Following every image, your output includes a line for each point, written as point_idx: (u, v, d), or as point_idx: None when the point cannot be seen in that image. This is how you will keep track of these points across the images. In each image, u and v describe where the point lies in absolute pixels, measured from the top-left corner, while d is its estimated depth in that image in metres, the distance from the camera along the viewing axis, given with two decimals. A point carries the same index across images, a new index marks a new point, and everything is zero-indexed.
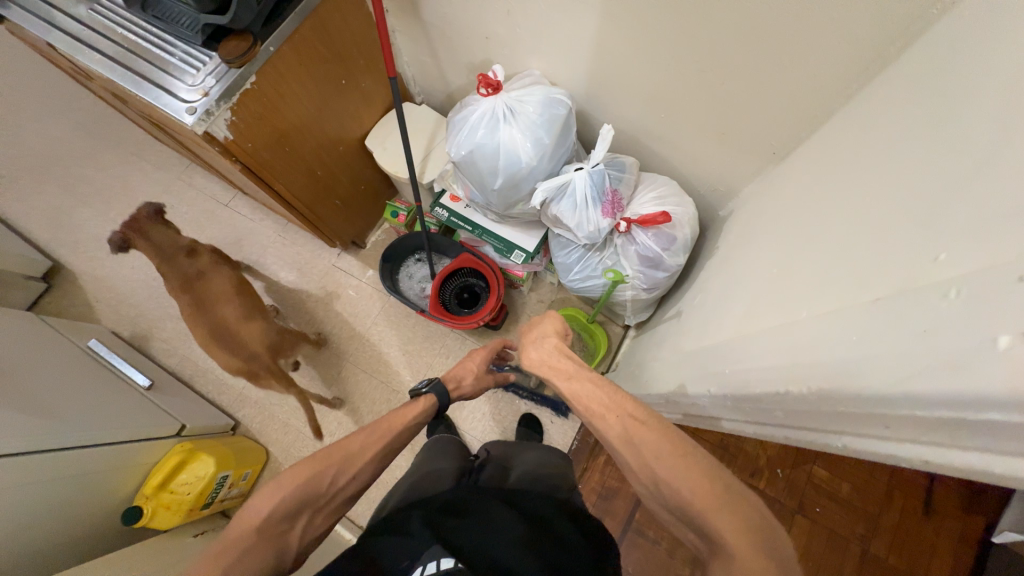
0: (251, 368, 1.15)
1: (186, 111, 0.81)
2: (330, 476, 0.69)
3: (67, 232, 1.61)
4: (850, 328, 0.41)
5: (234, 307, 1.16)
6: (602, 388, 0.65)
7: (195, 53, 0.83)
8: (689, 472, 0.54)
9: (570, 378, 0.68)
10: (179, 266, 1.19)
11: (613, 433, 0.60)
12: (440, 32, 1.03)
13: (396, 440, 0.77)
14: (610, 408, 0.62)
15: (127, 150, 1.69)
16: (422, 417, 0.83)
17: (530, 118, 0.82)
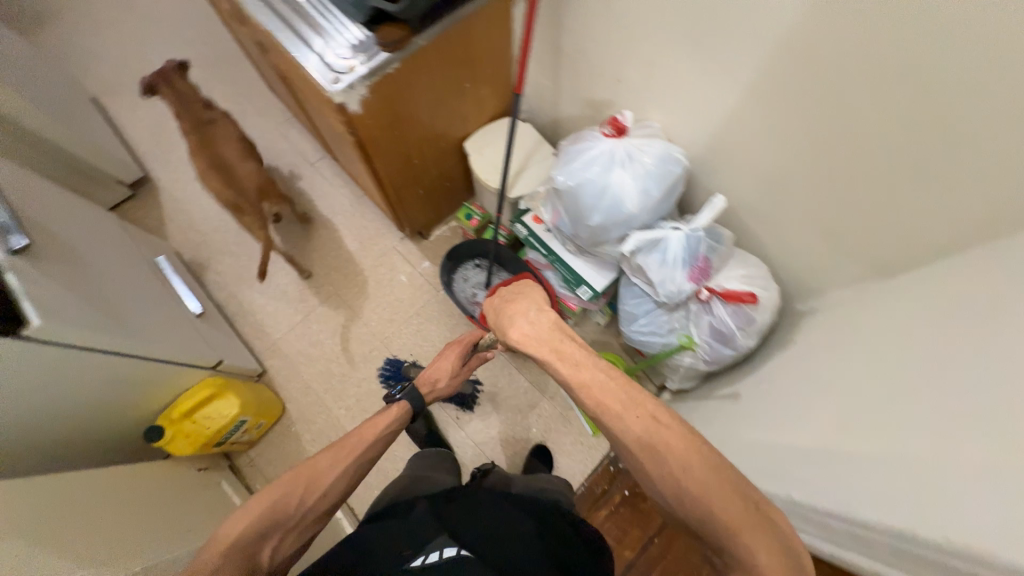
0: (238, 200, 1.30)
1: (331, 79, 0.86)
2: (296, 500, 0.80)
3: (162, 150, 1.70)
4: (984, 492, 0.41)
5: (232, 149, 1.31)
6: (612, 381, 0.70)
7: (352, 29, 0.88)
8: (710, 479, 0.61)
9: (577, 368, 0.73)
10: (194, 110, 1.34)
11: (634, 433, 0.66)
12: (572, 63, 1.07)
13: (366, 454, 0.88)
14: (628, 405, 0.68)
15: (238, 90, 1.78)
16: (396, 424, 0.94)
17: (645, 168, 0.83)
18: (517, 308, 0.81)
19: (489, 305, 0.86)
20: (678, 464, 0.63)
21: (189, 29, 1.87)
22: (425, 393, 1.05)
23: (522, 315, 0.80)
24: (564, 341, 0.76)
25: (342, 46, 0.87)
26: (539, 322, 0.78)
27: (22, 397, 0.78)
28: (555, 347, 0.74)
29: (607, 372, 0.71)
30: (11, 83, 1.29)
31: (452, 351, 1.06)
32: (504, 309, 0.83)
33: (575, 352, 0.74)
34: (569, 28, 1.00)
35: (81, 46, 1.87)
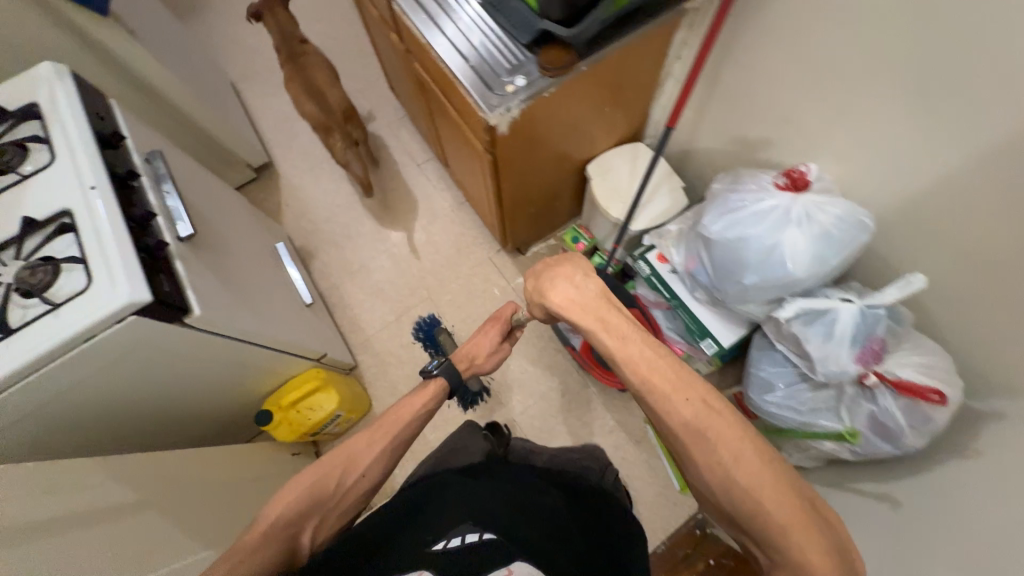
0: (327, 120, 1.38)
1: (488, 100, 0.83)
2: (335, 479, 0.81)
3: (285, 137, 1.79)
4: None
5: (325, 77, 1.39)
6: (661, 360, 0.66)
7: (514, 49, 0.85)
8: (764, 478, 0.58)
9: (623, 343, 0.69)
10: (289, 41, 1.41)
11: (682, 417, 0.63)
12: (728, 95, 0.98)
13: (401, 438, 0.88)
14: (678, 388, 0.64)
15: (357, 85, 1.84)
16: (433, 402, 0.93)
17: (825, 230, 0.73)
18: (560, 269, 0.77)
19: (529, 268, 0.82)
20: (727, 453, 0.60)
21: (321, 24, 1.97)
22: (465, 367, 1.06)
23: (565, 278, 0.76)
24: (611, 313, 0.72)
25: (504, 68, 0.84)
26: (586, 288, 0.74)
27: (167, 374, 0.83)
28: (599, 316, 0.71)
29: (655, 351, 0.67)
30: (175, 66, 1.40)
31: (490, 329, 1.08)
32: (544, 270, 0.80)
33: (622, 325, 0.70)
34: (735, 59, 0.92)
35: (227, 34, 2.02)
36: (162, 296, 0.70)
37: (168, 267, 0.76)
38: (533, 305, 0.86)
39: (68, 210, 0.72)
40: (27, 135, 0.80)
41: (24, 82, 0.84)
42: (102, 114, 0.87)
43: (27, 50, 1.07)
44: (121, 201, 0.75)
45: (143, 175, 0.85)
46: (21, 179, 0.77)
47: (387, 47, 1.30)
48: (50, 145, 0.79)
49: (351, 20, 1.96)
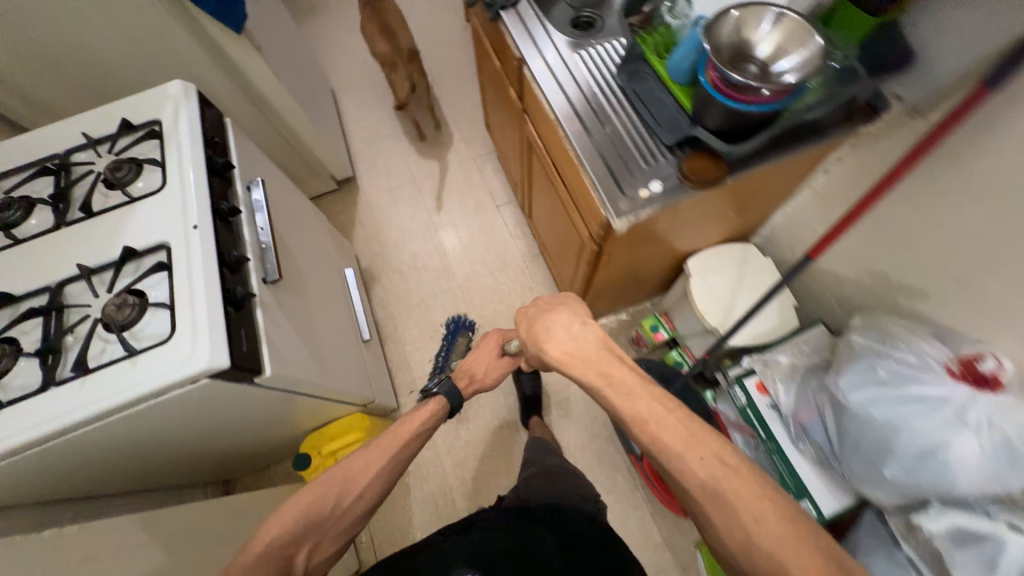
0: (392, 57, 1.57)
1: (616, 200, 0.75)
2: (333, 499, 0.79)
3: (371, 153, 1.78)
4: None
5: (397, 19, 1.60)
6: (665, 414, 0.64)
7: (653, 148, 0.77)
8: (789, 538, 0.55)
9: (631, 399, 0.66)
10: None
11: (694, 473, 0.60)
12: (877, 229, 0.84)
13: (397, 458, 0.88)
14: (688, 443, 0.62)
15: (451, 114, 1.82)
16: (429, 424, 0.95)
17: (1010, 441, 0.59)
18: (558, 321, 0.78)
19: (523, 313, 0.83)
20: (748, 511, 0.57)
21: (427, 47, 1.97)
22: (465, 386, 1.08)
23: (564, 331, 0.77)
24: (613, 366, 0.71)
25: (639, 170, 0.76)
26: (586, 341, 0.74)
27: (220, 419, 0.78)
28: (605, 373, 0.69)
29: (663, 404, 0.65)
30: (287, 77, 1.41)
31: (488, 345, 1.12)
32: (542, 320, 0.80)
33: (627, 379, 0.69)
34: (903, 195, 0.78)
35: (335, 42, 2.07)
36: (239, 359, 0.65)
37: (250, 322, 0.72)
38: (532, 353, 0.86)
39: (166, 245, 0.70)
40: (145, 154, 0.80)
41: (152, 97, 0.83)
42: (217, 138, 0.86)
43: (156, 58, 1.09)
44: (220, 243, 0.73)
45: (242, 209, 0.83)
46: (129, 200, 0.75)
47: (499, 96, 1.26)
48: (163, 168, 0.77)
49: (457, 48, 1.96)
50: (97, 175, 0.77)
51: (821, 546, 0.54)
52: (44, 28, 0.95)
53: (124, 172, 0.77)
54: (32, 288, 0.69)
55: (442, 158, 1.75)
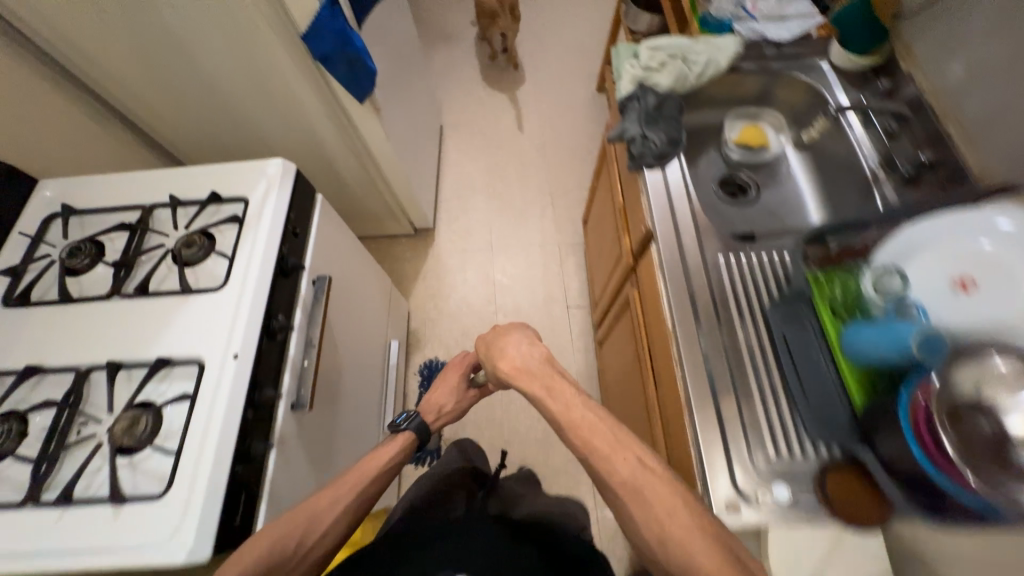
0: None
1: (727, 488, 0.56)
2: (296, 540, 0.61)
3: (457, 205, 1.70)
4: None
5: None
6: (599, 419, 0.61)
7: (788, 431, 0.60)
8: (707, 545, 0.49)
9: (568, 408, 0.64)
10: None
11: (618, 473, 0.56)
12: None
13: (367, 492, 0.70)
14: (615, 446, 0.58)
15: (550, 191, 1.71)
16: (401, 456, 0.79)
17: None
18: (511, 340, 0.78)
19: (479, 335, 0.82)
20: (664, 509, 0.52)
21: (548, 113, 1.90)
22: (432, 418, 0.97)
23: (515, 349, 0.76)
24: (557, 379, 0.70)
25: (760, 429, 0.60)
26: (532, 357, 0.73)
27: None
28: (547, 384, 0.68)
29: (597, 413, 0.62)
30: (400, 127, 1.35)
31: (452, 373, 1.03)
32: (496, 343, 0.79)
33: (566, 390, 0.67)
34: None
35: (460, 77, 2.03)
36: (227, 540, 0.56)
37: (258, 479, 0.64)
38: (492, 380, 0.83)
39: (200, 361, 0.63)
40: (219, 237, 0.74)
41: (249, 174, 0.78)
42: (298, 230, 0.79)
43: (273, 101, 1.04)
44: (257, 377, 0.65)
45: (294, 327, 0.74)
46: (182, 291, 0.69)
47: (607, 211, 1.12)
48: (231, 260, 0.71)
49: (579, 123, 1.86)
50: (168, 250, 0.72)
51: (733, 547, 0.50)
52: (176, 54, 0.92)
53: (194, 251, 0.72)
54: (61, 365, 0.64)
55: (526, 236, 1.64)
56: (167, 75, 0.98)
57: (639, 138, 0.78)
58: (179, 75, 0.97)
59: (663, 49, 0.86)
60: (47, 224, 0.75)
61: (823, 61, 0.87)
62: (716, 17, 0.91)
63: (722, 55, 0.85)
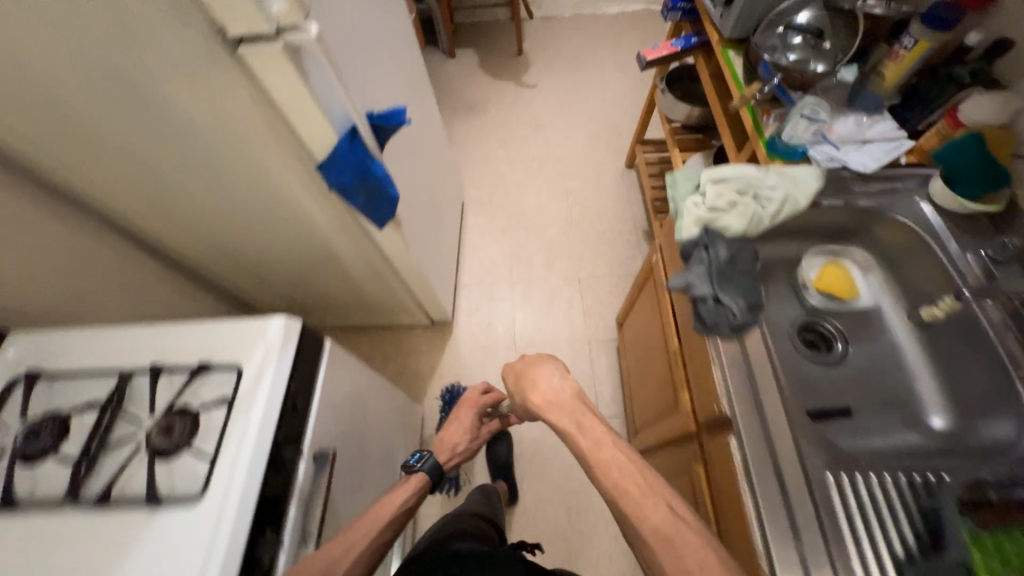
0: None
1: None
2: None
3: (478, 292, 1.59)
4: None
5: None
6: (628, 461, 0.65)
7: None
8: None
9: (597, 444, 0.68)
10: None
11: (649, 520, 0.58)
12: None
13: (381, 541, 0.67)
14: (644, 489, 0.61)
15: (578, 278, 1.60)
16: (413, 502, 0.76)
17: None
18: (542, 371, 0.83)
19: (510, 364, 0.88)
20: (693, 557, 0.55)
21: (574, 190, 1.81)
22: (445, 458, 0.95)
23: (547, 383, 0.81)
24: (586, 415, 0.74)
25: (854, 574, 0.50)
26: (563, 392, 0.79)
27: None
28: (577, 419, 0.73)
29: (626, 454, 0.66)
30: (422, 224, 1.26)
31: (464, 412, 1.03)
32: (527, 374, 0.84)
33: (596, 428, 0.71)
34: None
35: (483, 149, 1.97)
36: None
37: None
38: (519, 411, 0.88)
39: None
40: (201, 421, 0.61)
41: (248, 339, 0.66)
42: (298, 403, 0.66)
43: (284, 215, 0.94)
44: None
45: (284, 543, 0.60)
46: (146, 502, 0.56)
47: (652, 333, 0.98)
48: (212, 462, 0.58)
49: (607, 202, 1.77)
50: (141, 439, 0.61)
51: None
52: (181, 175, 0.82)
53: (170, 441, 0.60)
54: None
55: (551, 327, 1.51)
56: (167, 197, 0.90)
57: (709, 300, 0.64)
58: (184, 196, 0.89)
59: (728, 183, 0.74)
60: (8, 393, 0.64)
61: (920, 197, 0.74)
62: (786, 140, 0.78)
63: (801, 191, 0.73)
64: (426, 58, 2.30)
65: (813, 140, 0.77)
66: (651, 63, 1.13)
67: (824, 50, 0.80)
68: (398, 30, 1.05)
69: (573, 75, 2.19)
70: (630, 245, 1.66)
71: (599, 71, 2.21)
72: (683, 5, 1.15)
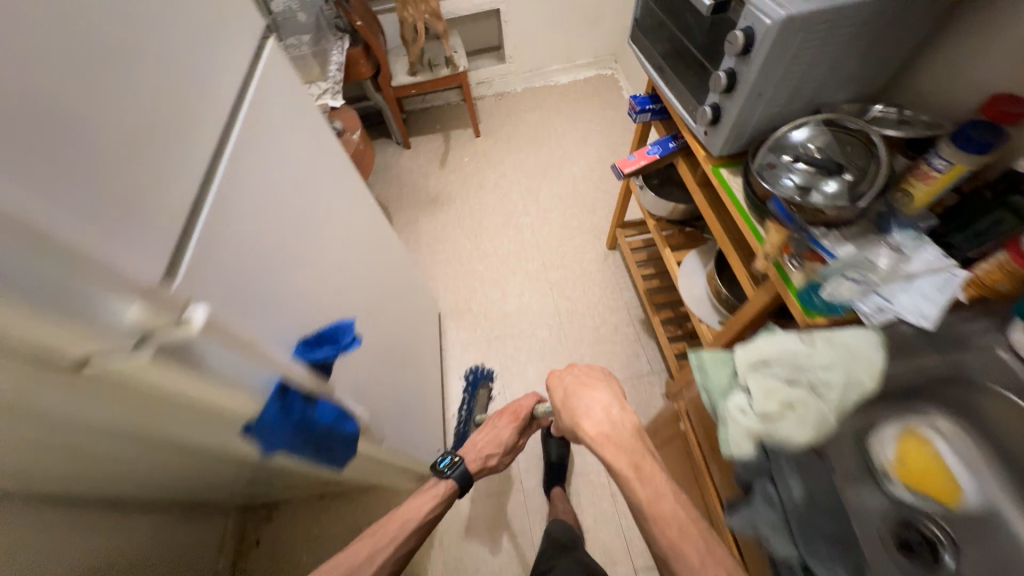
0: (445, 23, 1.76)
1: None
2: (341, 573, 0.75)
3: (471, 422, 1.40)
4: None
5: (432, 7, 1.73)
6: (686, 519, 0.62)
7: None
8: None
9: (656, 496, 0.65)
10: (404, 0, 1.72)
11: None
12: None
13: (403, 548, 0.84)
14: (706, 559, 0.59)
15: None
16: (437, 510, 0.92)
17: None
18: (596, 397, 0.79)
19: (562, 378, 0.85)
20: None
21: (557, 284, 1.67)
22: (477, 467, 1.04)
23: (598, 408, 0.78)
24: (646, 457, 0.70)
25: None
26: (623, 426, 0.75)
27: None
28: (636, 463, 0.68)
29: (686, 512, 0.64)
30: (396, 384, 1.07)
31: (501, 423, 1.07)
32: (579, 394, 0.81)
33: (656, 475, 0.68)
34: None
35: (452, 243, 1.84)
36: None
37: None
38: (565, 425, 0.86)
39: None
40: None
41: None
42: None
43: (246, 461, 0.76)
44: None
45: None
46: None
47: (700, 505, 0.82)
48: None
49: (595, 292, 1.63)
50: None
51: None
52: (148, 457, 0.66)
53: None
54: None
55: (559, 457, 1.33)
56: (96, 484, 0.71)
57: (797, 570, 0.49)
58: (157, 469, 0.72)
59: (773, 366, 0.59)
60: None
61: (1002, 350, 0.60)
62: (826, 296, 0.65)
63: (863, 363, 0.59)
64: (378, 151, 2.19)
65: (857, 292, 0.63)
66: (630, 175, 1.02)
67: (841, 176, 0.69)
68: (340, 183, 0.91)
69: (535, 151, 2.11)
70: (629, 341, 1.51)
71: (560, 144, 2.12)
72: (651, 107, 1.05)
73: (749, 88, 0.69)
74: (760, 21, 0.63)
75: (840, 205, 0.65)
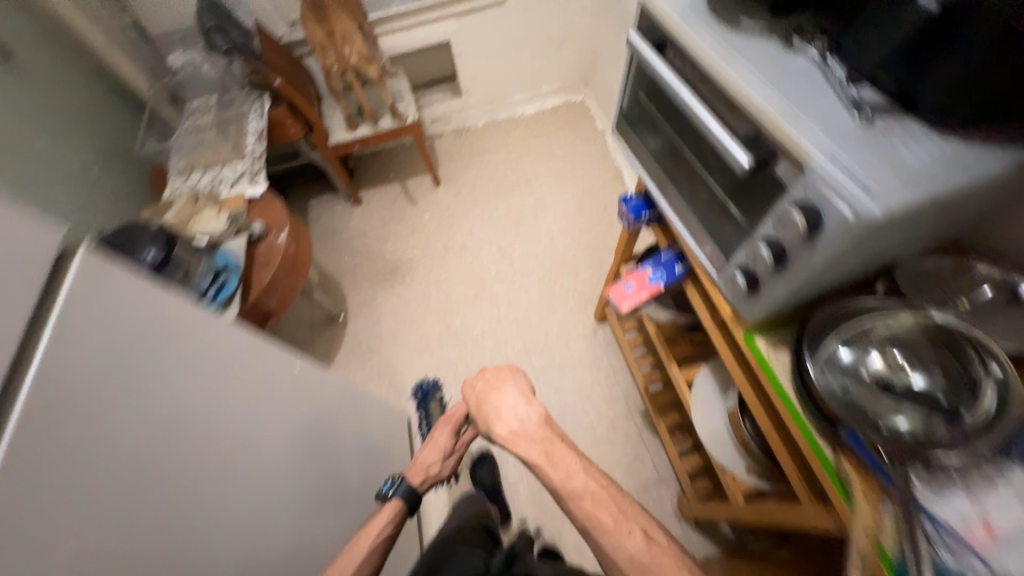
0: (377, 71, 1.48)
1: None
2: None
3: None
4: None
5: (359, 51, 1.44)
6: (596, 485, 0.63)
7: None
8: None
9: (569, 478, 0.64)
10: (326, 45, 1.43)
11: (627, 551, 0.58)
12: None
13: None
14: (618, 517, 0.60)
15: None
16: (391, 530, 0.80)
17: None
18: (502, 399, 0.74)
19: (468, 386, 0.77)
20: None
21: (542, 371, 1.45)
22: (420, 484, 0.88)
23: (506, 408, 0.73)
24: (555, 441, 0.68)
25: None
26: (530, 418, 0.71)
27: None
28: (545, 450, 0.66)
29: (598, 480, 0.63)
30: None
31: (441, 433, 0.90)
32: (490, 399, 0.74)
33: (567, 456, 0.66)
34: None
35: (419, 325, 1.59)
36: None
37: None
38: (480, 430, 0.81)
39: None
40: None
41: None
42: None
43: None
44: None
45: None
46: None
47: None
48: None
49: (587, 380, 1.42)
50: None
51: None
52: None
53: None
54: None
55: None
56: None
57: None
58: None
59: None
60: None
61: None
62: None
63: None
64: (326, 213, 1.90)
65: None
66: (629, 311, 0.80)
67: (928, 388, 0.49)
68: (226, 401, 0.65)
69: (505, 200, 1.86)
70: (630, 442, 1.31)
71: (533, 189, 1.88)
72: (647, 215, 0.84)
73: (807, 279, 0.48)
74: (832, 206, 0.42)
75: (935, 441, 0.47)
